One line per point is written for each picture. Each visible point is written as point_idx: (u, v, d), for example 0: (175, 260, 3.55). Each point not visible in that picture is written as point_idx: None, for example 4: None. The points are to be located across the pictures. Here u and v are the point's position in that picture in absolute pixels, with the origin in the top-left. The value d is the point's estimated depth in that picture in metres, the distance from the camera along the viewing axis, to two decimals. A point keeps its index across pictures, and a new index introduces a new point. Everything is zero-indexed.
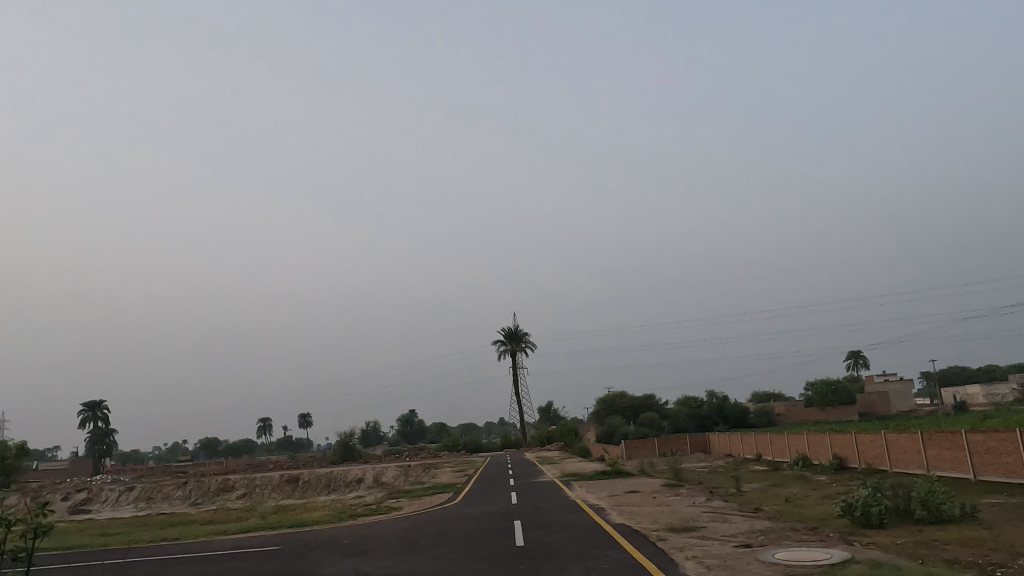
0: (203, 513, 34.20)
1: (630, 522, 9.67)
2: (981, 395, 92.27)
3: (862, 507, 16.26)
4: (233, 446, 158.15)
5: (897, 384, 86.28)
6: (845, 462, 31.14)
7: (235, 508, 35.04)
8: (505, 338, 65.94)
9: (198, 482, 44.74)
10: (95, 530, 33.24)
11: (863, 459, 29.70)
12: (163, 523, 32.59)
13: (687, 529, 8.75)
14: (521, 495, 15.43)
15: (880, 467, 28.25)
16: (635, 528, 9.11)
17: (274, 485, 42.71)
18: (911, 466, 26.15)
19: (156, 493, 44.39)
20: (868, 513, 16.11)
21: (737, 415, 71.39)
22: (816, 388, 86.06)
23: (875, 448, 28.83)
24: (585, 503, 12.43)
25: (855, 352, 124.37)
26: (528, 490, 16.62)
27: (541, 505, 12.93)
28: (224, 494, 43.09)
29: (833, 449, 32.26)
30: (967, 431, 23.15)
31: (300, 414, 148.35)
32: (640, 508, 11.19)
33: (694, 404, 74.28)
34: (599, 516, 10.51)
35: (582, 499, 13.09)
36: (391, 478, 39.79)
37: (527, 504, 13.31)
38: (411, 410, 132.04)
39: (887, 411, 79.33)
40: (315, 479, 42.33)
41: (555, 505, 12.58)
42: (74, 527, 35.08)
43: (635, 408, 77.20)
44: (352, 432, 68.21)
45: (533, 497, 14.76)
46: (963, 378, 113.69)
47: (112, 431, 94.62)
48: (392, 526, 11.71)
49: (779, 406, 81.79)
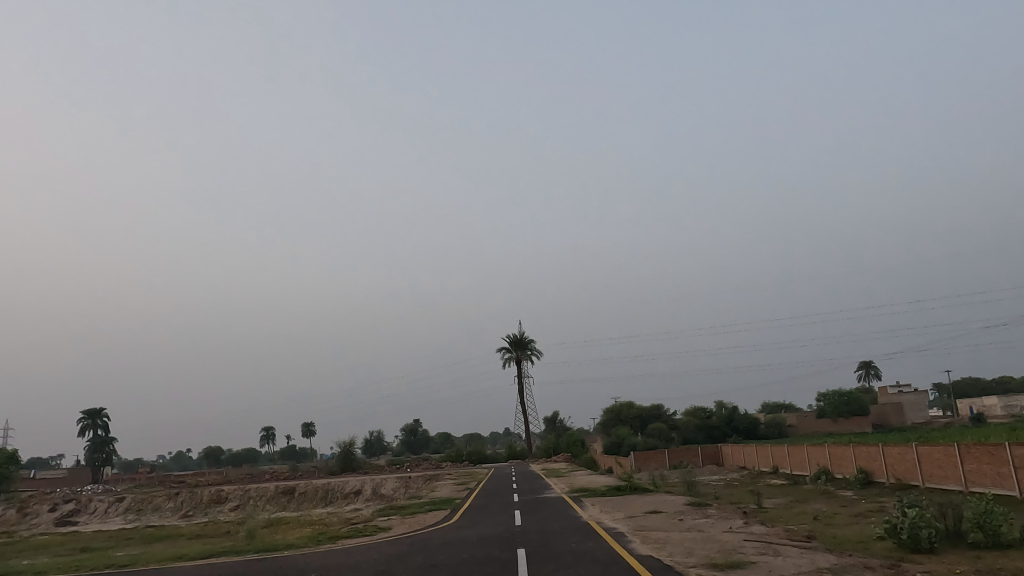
0: (192, 527, 32.60)
1: (659, 554, 7.91)
2: (997, 407, 89.86)
3: (908, 530, 14.45)
4: (235, 455, 156.96)
5: (911, 396, 83.88)
6: (871, 477, 29.13)
7: (226, 522, 33.41)
8: (511, 345, 64.16)
9: (190, 494, 43.02)
10: (76, 544, 31.39)
11: (892, 473, 27.70)
12: (149, 537, 30.93)
13: (735, 567, 6.99)
14: (524, 515, 13.76)
15: (911, 482, 26.30)
16: (666, 563, 7.39)
17: (269, 497, 41.04)
18: (947, 483, 24.22)
19: (146, 505, 42.76)
20: (916, 535, 14.30)
21: (748, 426, 69.24)
22: (829, 398, 83.39)
23: (905, 461, 26.86)
24: (601, 527, 10.67)
25: (866, 362, 122.44)
26: (534, 509, 14.89)
27: (548, 529, 11.17)
28: (216, 506, 41.43)
29: (858, 463, 30.25)
30: (1012, 444, 21.27)
31: (304, 423, 146.75)
32: (667, 535, 9.42)
33: (704, 414, 72.34)
34: (620, 546, 8.71)
35: (597, 522, 11.35)
36: (390, 491, 38.07)
37: (531, 528, 11.59)
38: (416, 420, 129.67)
39: (901, 422, 77.10)
40: (311, 490, 40.61)
41: (564, 530, 10.86)
42: (55, 540, 33.37)
43: (643, 419, 75.32)
44: (352, 441, 66.35)
45: (540, 518, 13.07)
46: (977, 389, 111.07)
47: (112, 439, 93.35)
48: (374, 553, 10.01)
49: (790, 417, 79.72)
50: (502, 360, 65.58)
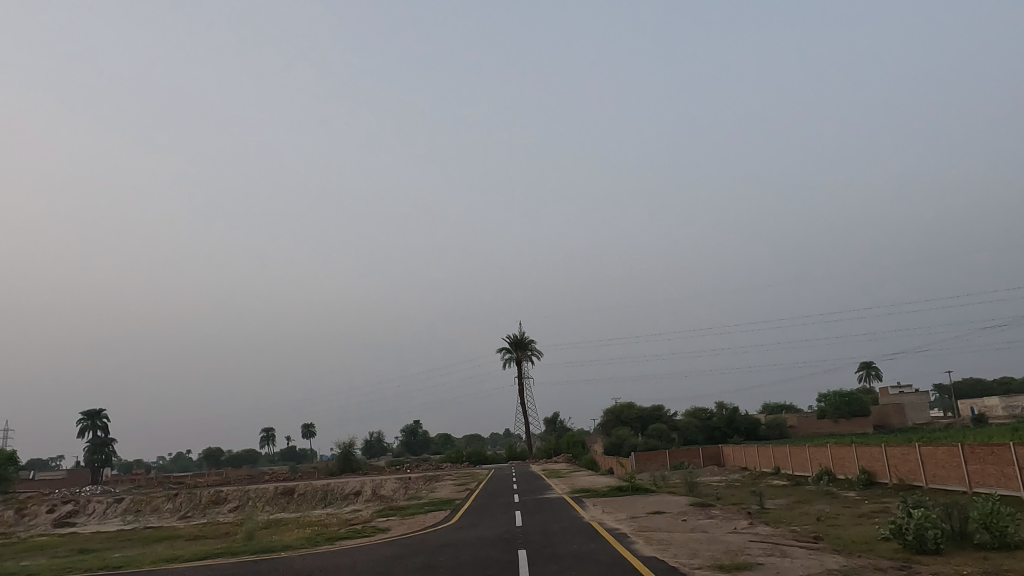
0: (190, 528, 32.41)
1: (663, 556, 7.73)
2: (999, 407, 89.60)
3: (913, 531, 14.28)
4: (235, 456, 156.66)
5: (913, 396, 83.68)
6: (874, 477, 28.93)
7: (225, 523, 33.23)
8: (511, 345, 63.95)
9: (189, 495, 42.83)
10: (73, 546, 31.16)
11: (895, 474, 27.51)
12: (147, 538, 30.75)
13: (742, 569, 6.81)
14: (525, 516, 13.59)
15: (914, 483, 26.11)
16: (670, 564, 7.22)
17: (269, 498, 40.83)
18: (951, 483, 24.04)
19: (145, 506, 42.56)
20: (922, 536, 14.13)
21: (749, 426, 69.01)
22: (829, 399, 83.12)
23: (908, 462, 26.66)
24: (603, 528, 10.49)
25: (867, 363, 122.29)
26: (535, 510, 14.71)
27: (550, 530, 11.00)
28: (216, 507, 41.23)
29: (860, 463, 30.05)
30: (1016, 444, 21.06)
31: (304, 424, 146.49)
32: (671, 536, 9.25)
33: (704, 415, 72.15)
34: (623, 547, 8.55)
35: (599, 523, 11.18)
36: (390, 492, 37.87)
37: (532, 529, 11.42)
38: (416, 421, 129.32)
39: (902, 422, 76.89)
40: (310, 491, 40.41)
41: (566, 531, 10.70)
42: (52, 542, 33.13)
43: (644, 419, 75.14)
44: (351, 442, 66.11)
45: (541, 519, 12.91)
46: (978, 390, 110.87)
47: (111, 440, 93.16)
48: (372, 554, 9.86)
49: (791, 418, 79.53)
50: (503, 361, 65.37)
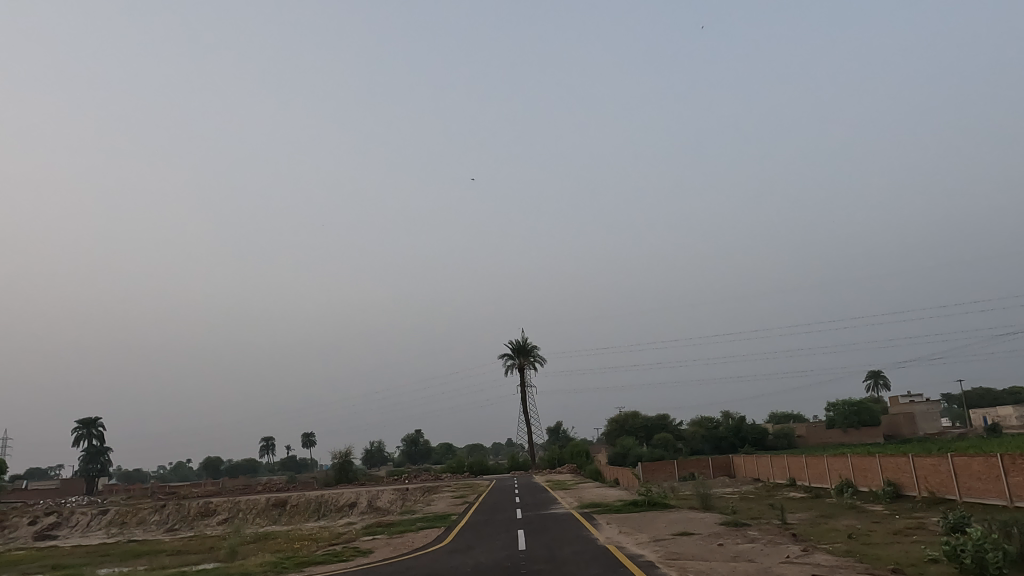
0: (175, 542, 30.69)
1: None
2: (1012, 417, 87.16)
3: (971, 554, 12.47)
4: (235, 466, 154.91)
5: (923, 405, 81.55)
6: (901, 490, 27.05)
7: (211, 537, 31.50)
8: (512, 351, 62.22)
9: (177, 505, 41.04)
10: (48, 561, 29.34)
11: (925, 486, 25.61)
12: (127, 553, 29.06)
13: None
14: (530, 536, 11.94)
15: (947, 497, 24.31)
16: None
17: (260, 510, 39.00)
18: (990, 496, 22.24)
19: (131, 518, 40.79)
20: (982, 560, 12.31)
21: (756, 436, 67.10)
22: (838, 407, 81.32)
23: (939, 473, 24.82)
24: (625, 554, 8.79)
25: (874, 372, 120.38)
26: (541, 529, 13.03)
27: (562, 555, 9.35)
28: (204, 519, 39.46)
29: (885, 475, 28.17)
30: None
31: (303, 433, 144.40)
32: (711, 565, 7.55)
33: (710, 424, 70.33)
34: None
35: (618, 547, 9.50)
36: (387, 503, 36.14)
37: (537, 554, 9.63)
38: (416, 430, 126.20)
39: (913, 432, 74.80)
40: (304, 502, 38.61)
41: (582, 557, 8.95)
42: (30, 556, 31.35)
43: (649, 429, 73.19)
44: (348, 451, 64.09)
45: (549, 541, 11.19)
46: (988, 400, 108.64)
47: (107, 449, 91.34)
48: None
49: (799, 428, 77.48)
50: (505, 366, 63.65)
